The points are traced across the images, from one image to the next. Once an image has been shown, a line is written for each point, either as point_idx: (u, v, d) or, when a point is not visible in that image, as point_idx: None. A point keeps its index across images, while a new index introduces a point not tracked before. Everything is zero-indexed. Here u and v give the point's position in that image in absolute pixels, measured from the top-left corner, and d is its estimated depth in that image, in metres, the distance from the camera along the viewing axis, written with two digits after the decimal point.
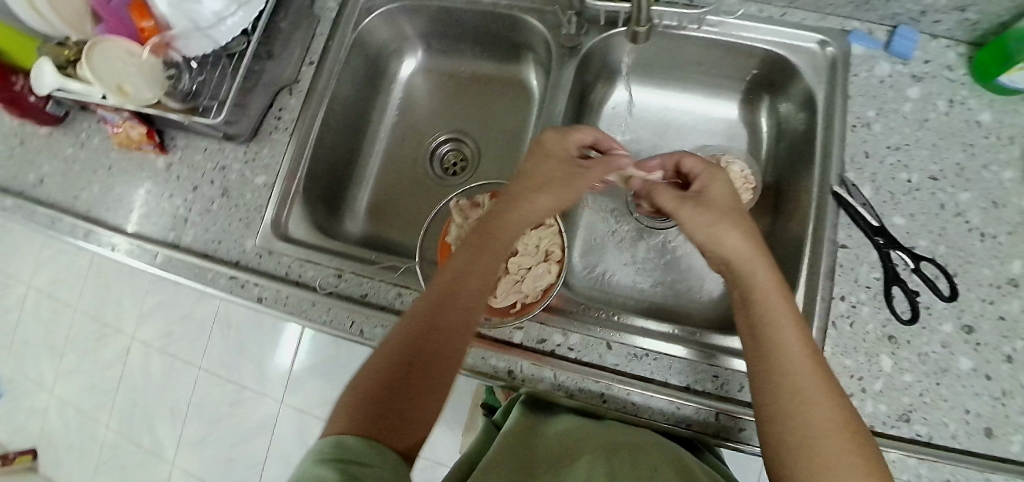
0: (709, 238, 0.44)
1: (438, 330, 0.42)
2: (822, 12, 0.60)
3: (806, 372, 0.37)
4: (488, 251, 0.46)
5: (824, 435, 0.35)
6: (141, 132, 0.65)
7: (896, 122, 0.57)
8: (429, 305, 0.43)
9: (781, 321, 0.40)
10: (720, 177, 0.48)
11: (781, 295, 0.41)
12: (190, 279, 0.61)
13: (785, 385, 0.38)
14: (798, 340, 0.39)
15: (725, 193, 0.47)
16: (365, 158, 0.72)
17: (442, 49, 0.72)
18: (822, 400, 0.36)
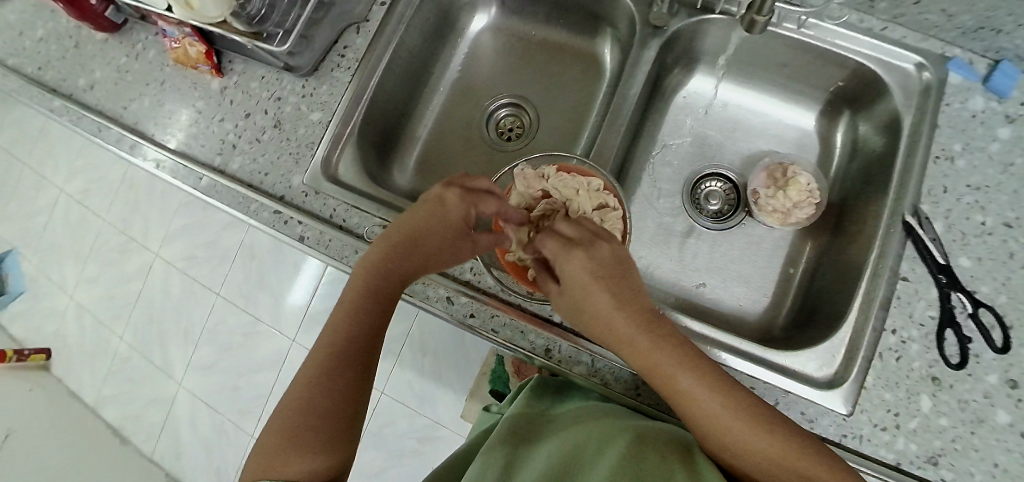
0: (586, 317, 0.44)
1: (320, 378, 0.44)
2: (924, 33, 0.57)
3: (718, 417, 0.38)
4: (378, 300, 0.48)
5: (769, 464, 0.36)
6: (200, 50, 0.64)
7: (980, 161, 0.55)
8: (327, 350, 0.46)
9: (672, 373, 0.40)
10: (582, 254, 0.42)
11: (664, 353, 0.40)
12: (232, 207, 0.61)
13: (709, 432, 0.39)
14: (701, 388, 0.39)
15: (584, 273, 0.42)
16: (420, 112, 0.69)
17: (516, 8, 0.68)
18: (750, 435, 0.37)
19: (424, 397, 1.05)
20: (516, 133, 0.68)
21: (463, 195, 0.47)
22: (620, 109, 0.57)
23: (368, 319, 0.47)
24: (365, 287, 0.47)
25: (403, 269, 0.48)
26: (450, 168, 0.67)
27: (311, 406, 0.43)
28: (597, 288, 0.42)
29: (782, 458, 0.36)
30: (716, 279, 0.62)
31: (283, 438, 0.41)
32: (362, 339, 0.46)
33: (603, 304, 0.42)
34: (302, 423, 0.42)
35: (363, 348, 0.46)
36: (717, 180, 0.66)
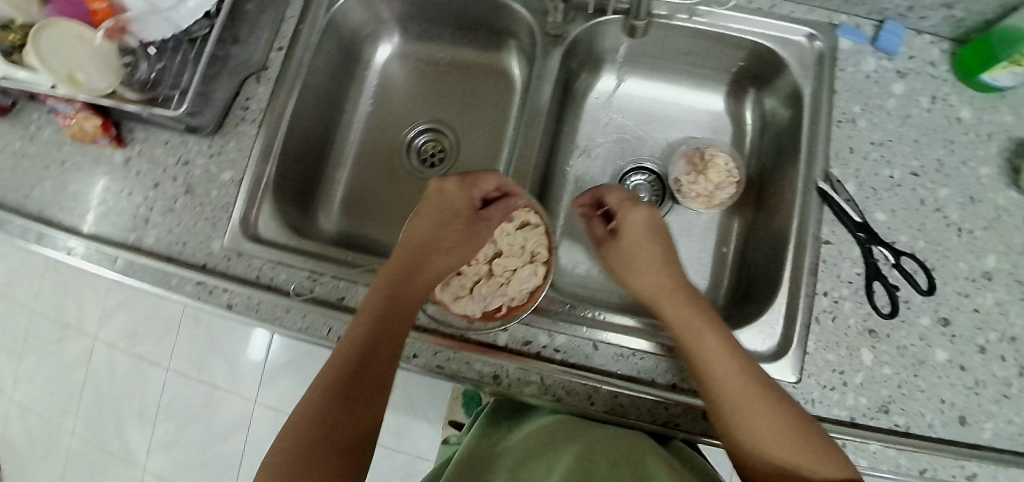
0: (628, 265, 0.56)
1: (346, 384, 0.44)
2: (810, 4, 0.59)
3: (724, 368, 0.44)
4: (401, 304, 0.49)
5: (750, 408, 0.42)
6: (96, 124, 0.60)
7: (880, 118, 0.57)
8: (350, 348, 0.46)
9: (688, 317, 0.49)
10: (634, 211, 0.57)
11: (677, 308, 0.50)
12: (153, 284, 0.58)
13: (703, 378, 0.45)
14: (717, 341, 0.46)
15: (643, 222, 0.56)
16: (338, 152, 0.68)
17: (420, 34, 0.69)
18: (740, 379, 0.43)
19: (400, 433, 1.03)
20: (439, 158, 0.69)
21: (461, 181, 0.56)
22: (537, 116, 0.57)
23: (399, 318, 0.47)
24: (390, 288, 0.49)
25: (418, 274, 0.52)
26: (378, 204, 0.67)
27: (341, 411, 0.43)
28: (649, 241, 0.55)
29: (758, 402, 0.42)
30: None
31: (308, 449, 0.41)
32: (394, 340, 0.46)
33: (655, 253, 0.55)
34: (331, 427, 0.42)
35: (384, 341, 0.46)
36: (643, 173, 0.67)
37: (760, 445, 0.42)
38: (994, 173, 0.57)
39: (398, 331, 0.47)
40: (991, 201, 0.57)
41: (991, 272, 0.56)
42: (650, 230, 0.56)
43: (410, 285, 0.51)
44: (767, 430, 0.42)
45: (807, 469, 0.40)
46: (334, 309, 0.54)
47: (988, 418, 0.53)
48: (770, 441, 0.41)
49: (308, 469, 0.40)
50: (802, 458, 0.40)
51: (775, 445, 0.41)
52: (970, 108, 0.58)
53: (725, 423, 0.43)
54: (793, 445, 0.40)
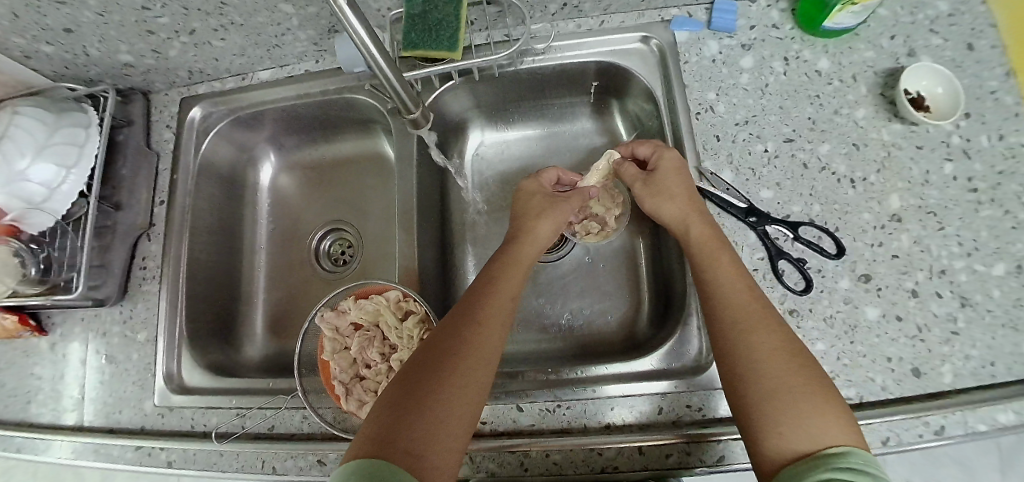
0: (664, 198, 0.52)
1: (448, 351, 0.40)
2: (637, 9, 0.59)
3: (750, 312, 0.42)
4: (499, 283, 0.46)
5: (768, 368, 0.39)
6: (12, 319, 0.61)
7: (738, 97, 0.56)
8: (444, 329, 0.42)
9: (715, 247, 0.47)
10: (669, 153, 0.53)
11: (728, 258, 0.47)
12: (96, 460, 0.59)
13: (729, 326, 0.42)
14: (736, 283, 0.45)
15: (676, 163, 0.52)
16: (249, 277, 0.70)
17: (296, 144, 0.71)
18: (769, 339, 0.40)
19: None
20: (349, 254, 0.69)
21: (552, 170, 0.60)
22: (411, 197, 0.58)
23: (496, 295, 0.45)
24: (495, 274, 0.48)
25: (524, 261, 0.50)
26: (300, 315, 0.68)
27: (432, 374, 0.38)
28: (676, 176, 0.52)
29: (783, 359, 0.39)
30: (580, 303, 0.62)
31: (408, 405, 0.36)
32: (490, 315, 0.43)
33: (676, 184, 0.51)
34: (431, 399, 0.36)
35: (479, 324, 0.42)
36: None
37: (788, 422, 0.36)
38: (871, 113, 0.56)
39: (497, 313, 0.43)
40: (877, 141, 0.55)
41: (899, 213, 0.53)
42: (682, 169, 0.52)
43: (510, 270, 0.48)
44: (786, 379, 0.38)
45: (807, 435, 0.35)
46: (265, 441, 0.54)
47: (942, 361, 0.49)
48: (782, 403, 0.37)
49: (428, 435, 0.34)
50: (807, 400, 0.37)
51: (805, 408, 0.36)
52: (826, 56, 0.57)
53: (740, 382, 0.39)
54: (815, 404, 0.37)
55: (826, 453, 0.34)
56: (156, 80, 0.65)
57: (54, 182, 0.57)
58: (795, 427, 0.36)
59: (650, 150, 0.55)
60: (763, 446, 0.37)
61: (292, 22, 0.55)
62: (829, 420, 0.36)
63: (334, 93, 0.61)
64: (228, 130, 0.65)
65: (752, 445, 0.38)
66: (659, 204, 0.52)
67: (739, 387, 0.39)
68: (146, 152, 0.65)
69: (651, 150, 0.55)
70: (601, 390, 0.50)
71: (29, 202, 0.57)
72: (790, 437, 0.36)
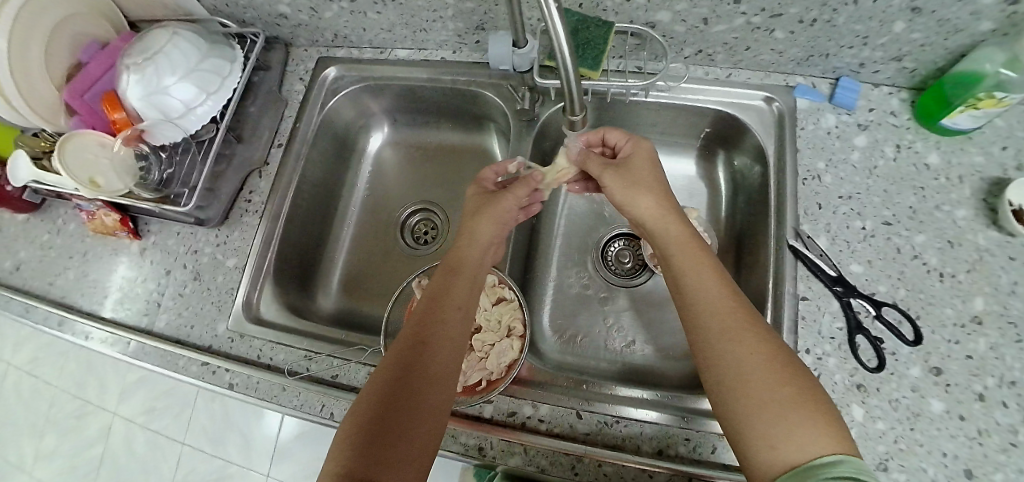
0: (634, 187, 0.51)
1: (404, 379, 0.40)
2: (765, 70, 0.63)
3: (726, 315, 0.41)
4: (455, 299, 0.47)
5: (753, 374, 0.37)
6: (114, 219, 0.66)
7: (845, 173, 0.59)
8: (406, 350, 0.42)
9: (695, 253, 0.46)
10: (642, 146, 0.54)
11: (700, 265, 0.45)
12: (162, 367, 0.61)
13: (708, 333, 0.41)
14: (717, 287, 0.43)
15: (648, 164, 0.53)
16: (336, 234, 0.73)
17: (408, 122, 0.75)
18: (753, 345, 0.38)
19: None
20: (432, 236, 0.72)
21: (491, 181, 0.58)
22: None
23: (449, 316, 0.46)
24: (445, 289, 0.48)
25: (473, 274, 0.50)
26: (371, 280, 0.70)
27: (389, 407, 0.38)
28: (649, 167, 0.52)
29: (766, 362, 0.37)
30: (650, 333, 0.62)
31: (374, 436, 0.36)
32: (440, 345, 0.43)
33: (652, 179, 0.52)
34: (396, 413, 0.38)
35: (426, 330, 0.44)
36: (621, 241, 0.69)
37: (774, 432, 0.34)
38: (971, 215, 0.57)
39: (451, 336, 0.45)
40: (972, 243, 0.56)
41: (981, 315, 0.54)
42: (653, 160, 0.53)
43: (460, 283, 0.49)
44: (759, 383, 0.36)
45: (800, 445, 0.33)
46: (328, 388, 0.55)
47: (997, 469, 0.49)
48: (768, 410, 0.35)
49: (389, 445, 0.36)
50: (785, 409, 0.35)
51: (793, 414, 0.34)
52: (937, 152, 0.59)
53: (722, 391, 0.38)
54: (802, 407, 0.35)
55: (822, 461, 0.32)
56: (302, 36, 0.70)
57: (191, 102, 0.60)
58: (784, 437, 0.33)
59: (622, 138, 0.56)
60: (755, 459, 0.35)
61: (447, 12, 0.58)
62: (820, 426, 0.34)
63: (464, 84, 0.65)
64: (356, 94, 0.70)
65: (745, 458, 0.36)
66: (631, 195, 0.51)
67: (724, 394, 0.38)
68: (276, 96, 0.70)
69: (622, 139, 0.55)
70: (660, 416, 0.51)
71: (164, 115, 0.60)
72: (782, 448, 0.33)
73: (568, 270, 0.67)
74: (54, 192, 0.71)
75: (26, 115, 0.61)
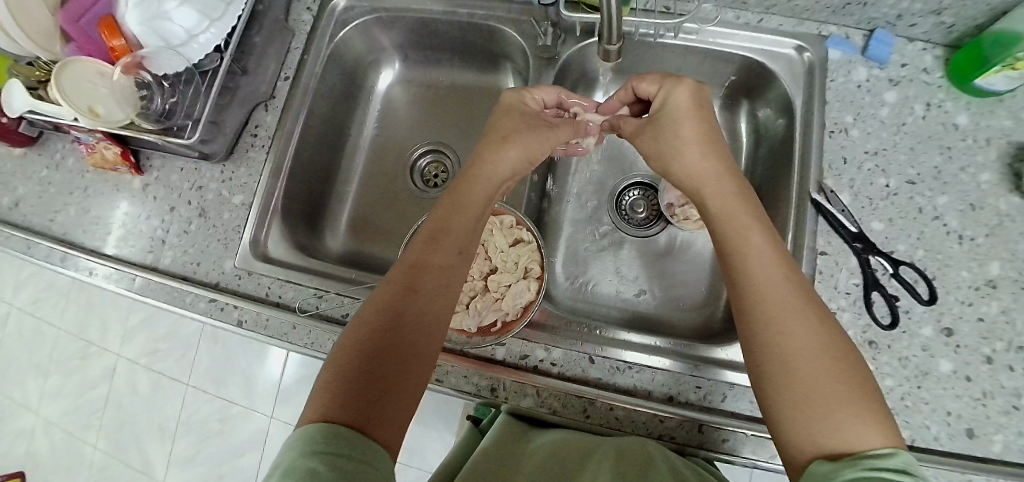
0: (669, 147, 0.46)
1: (398, 332, 0.37)
2: (798, 17, 0.60)
3: (780, 296, 0.37)
4: (452, 235, 0.43)
5: (801, 357, 0.34)
6: (115, 153, 0.64)
7: (873, 128, 0.57)
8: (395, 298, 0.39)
9: (743, 224, 0.41)
10: (680, 88, 0.46)
11: (750, 229, 0.40)
12: (168, 303, 0.60)
13: (755, 311, 0.37)
14: (773, 261, 0.39)
15: (689, 99, 0.46)
16: (344, 175, 0.71)
17: (420, 60, 0.72)
18: (804, 333, 0.35)
19: (413, 449, 1.07)
20: (442, 178, 0.71)
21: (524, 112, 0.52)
22: None
23: (443, 259, 0.42)
24: (443, 226, 0.43)
25: (474, 208, 0.46)
26: (381, 221, 0.69)
27: (380, 355, 0.36)
28: (693, 118, 0.45)
29: (816, 352, 0.34)
30: (661, 285, 0.62)
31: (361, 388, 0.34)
32: (432, 292, 0.40)
33: (693, 137, 0.45)
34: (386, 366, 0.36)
35: (421, 277, 0.41)
36: (636, 190, 0.67)
37: (823, 423, 0.32)
38: (996, 178, 0.56)
39: (451, 285, 0.42)
40: (993, 207, 0.55)
41: (995, 279, 0.53)
42: (698, 104, 0.45)
43: (460, 218, 0.44)
44: (814, 371, 0.34)
45: (841, 435, 0.31)
46: (340, 326, 0.54)
47: (997, 430, 0.50)
48: (820, 400, 0.33)
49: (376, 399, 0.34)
50: (837, 399, 0.32)
51: (844, 403, 0.32)
52: (967, 113, 0.58)
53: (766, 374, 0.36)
54: (851, 399, 0.32)
55: (866, 454, 0.30)
56: None
57: (194, 29, 0.58)
58: (828, 423, 0.32)
59: (656, 83, 0.49)
60: (793, 446, 0.33)
61: None
62: (869, 416, 0.32)
63: (481, 18, 0.62)
64: (368, 26, 0.67)
65: (780, 441, 0.34)
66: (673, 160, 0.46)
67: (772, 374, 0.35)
68: (283, 27, 0.66)
69: (656, 84, 0.48)
70: (672, 364, 0.50)
71: (165, 42, 0.58)
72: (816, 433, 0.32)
73: (581, 220, 0.66)
74: (49, 122, 0.68)
75: (22, 44, 0.59)
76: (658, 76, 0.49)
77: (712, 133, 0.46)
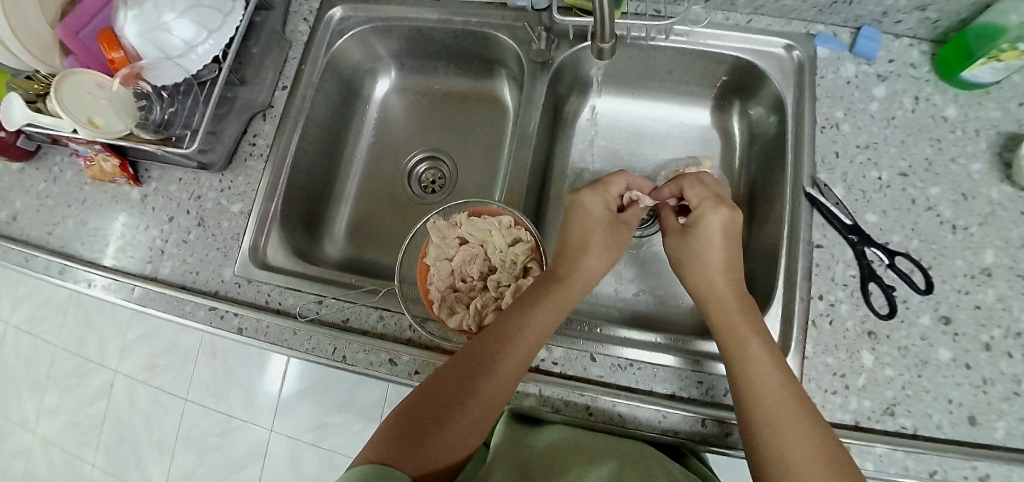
0: (695, 261, 0.52)
1: (444, 414, 0.41)
2: (786, 17, 0.61)
3: (781, 401, 0.41)
4: (521, 340, 0.45)
5: (800, 455, 0.38)
6: (114, 164, 0.64)
7: (863, 122, 0.58)
8: (460, 369, 0.43)
9: (741, 335, 0.45)
10: (719, 212, 0.51)
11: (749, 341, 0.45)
12: (168, 312, 0.60)
13: (757, 411, 0.41)
14: (770, 367, 0.43)
15: (717, 229, 0.51)
16: (342, 183, 0.72)
17: (415, 68, 0.73)
18: (801, 433, 0.39)
19: None
20: (439, 184, 0.71)
21: (596, 186, 0.55)
22: (526, 136, 0.60)
23: (506, 357, 0.43)
24: (514, 326, 0.45)
25: (548, 313, 0.47)
26: (379, 228, 0.69)
27: (418, 422, 0.40)
28: (721, 248, 0.51)
29: (814, 453, 0.37)
30: (660, 283, 0.62)
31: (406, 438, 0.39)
32: (496, 376, 0.43)
33: (716, 257, 0.51)
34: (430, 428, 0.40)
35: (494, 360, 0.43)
36: None
37: None
38: (986, 169, 0.57)
39: (507, 388, 0.43)
40: (985, 197, 0.56)
41: (990, 268, 0.54)
42: (726, 235, 0.51)
43: (534, 316, 0.46)
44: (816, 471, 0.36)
45: None
46: (339, 331, 0.54)
47: (998, 417, 0.50)
48: None
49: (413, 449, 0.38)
50: None
51: None
52: (954, 105, 0.59)
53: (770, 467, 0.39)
54: None
55: None
56: None
57: (193, 40, 0.58)
58: None
59: (703, 194, 0.53)
60: None
61: None
62: None
63: (475, 25, 0.62)
64: (364, 35, 0.67)
65: None
66: (686, 270, 0.53)
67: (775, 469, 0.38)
68: (279, 37, 0.67)
69: (698, 200, 0.53)
70: (675, 360, 0.50)
71: (164, 54, 0.58)
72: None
73: None
74: (48, 136, 0.68)
75: (21, 57, 0.60)
76: (704, 190, 0.53)
77: (735, 259, 0.52)
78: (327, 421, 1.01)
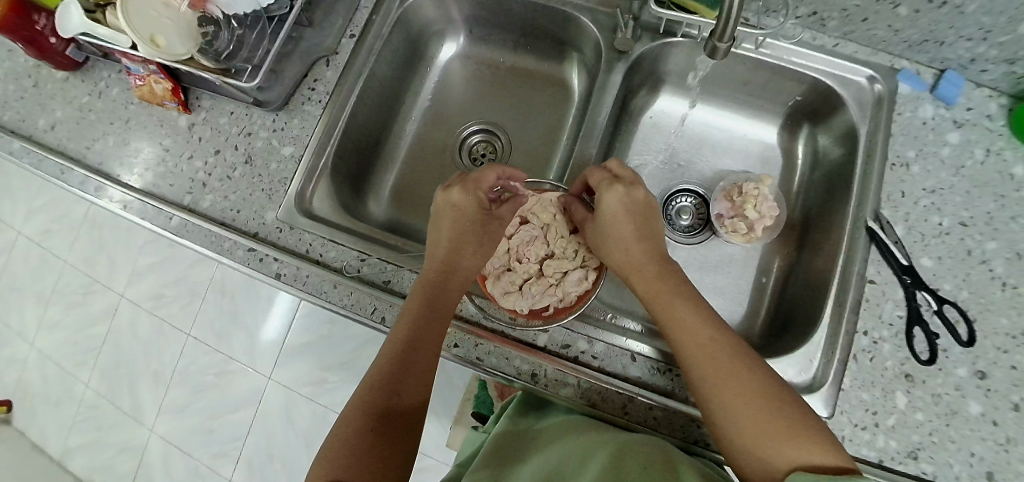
0: (607, 242, 0.51)
1: (387, 410, 0.42)
2: (874, 47, 0.61)
3: (713, 351, 0.42)
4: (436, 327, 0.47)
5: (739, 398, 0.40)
6: (166, 87, 0.63)
7: (934, 166, 0.57)
8: (393, 362, 0.45)
9: (670, 303, 0.46)
10: (615, 188, 0.50)
11: (676, 304, 0.46)
12: (205, 246, 0.59)
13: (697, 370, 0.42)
14: (697, 320, 0.45)
15: (620, 204, 0.50)
16: (393, 143, 0.71)
17: (484, 37, 0.72)
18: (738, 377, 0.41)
19: None
20: (489, 159, 0.70)
21: (465, 184, 0.53)
22: (594, 125, 0.59)
23: (422, 343, 0.46)
24: (414, 331, 0.46)
25: (448, 310, 0.48)
26: (423, 194, 0.69)
27: (372, 426, 0.41)
28: (630, 221, 0.50)
29: (752, 396, 0.39)
30: None
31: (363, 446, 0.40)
32: (423, 357, 0.45)
33: (630, 232, 0.50)
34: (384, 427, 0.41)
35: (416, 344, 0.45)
36: (688, 196, 0.69)
37: (776, 450, 0.37)
38: None
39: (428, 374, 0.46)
40: None
41: None
42: (633, 209, 0.50)
43: (438, 304, 0.48)
44: (752, 411, 0.39)
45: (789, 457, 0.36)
46: (380, 291, 0.54)
47: (1017, 477, 0.48)
48: (769, 431, 0.38)
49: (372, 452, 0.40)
50: (775, 429, 0.38)
51: (783, 433, 0.37)
52: None
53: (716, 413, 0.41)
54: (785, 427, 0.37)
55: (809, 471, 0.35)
56: None
57: None
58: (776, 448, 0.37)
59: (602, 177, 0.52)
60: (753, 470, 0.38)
61: None
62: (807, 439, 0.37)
63: (559, 4, 0.61)
64: None
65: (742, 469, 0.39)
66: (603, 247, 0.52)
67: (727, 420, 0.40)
68: None
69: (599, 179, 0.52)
70: None
71: None
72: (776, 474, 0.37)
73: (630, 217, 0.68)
74: (100, 46, 0.65)
75: None
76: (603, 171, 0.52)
77: (649, 225, 0.52)
78: (326, 377, 1.01)
